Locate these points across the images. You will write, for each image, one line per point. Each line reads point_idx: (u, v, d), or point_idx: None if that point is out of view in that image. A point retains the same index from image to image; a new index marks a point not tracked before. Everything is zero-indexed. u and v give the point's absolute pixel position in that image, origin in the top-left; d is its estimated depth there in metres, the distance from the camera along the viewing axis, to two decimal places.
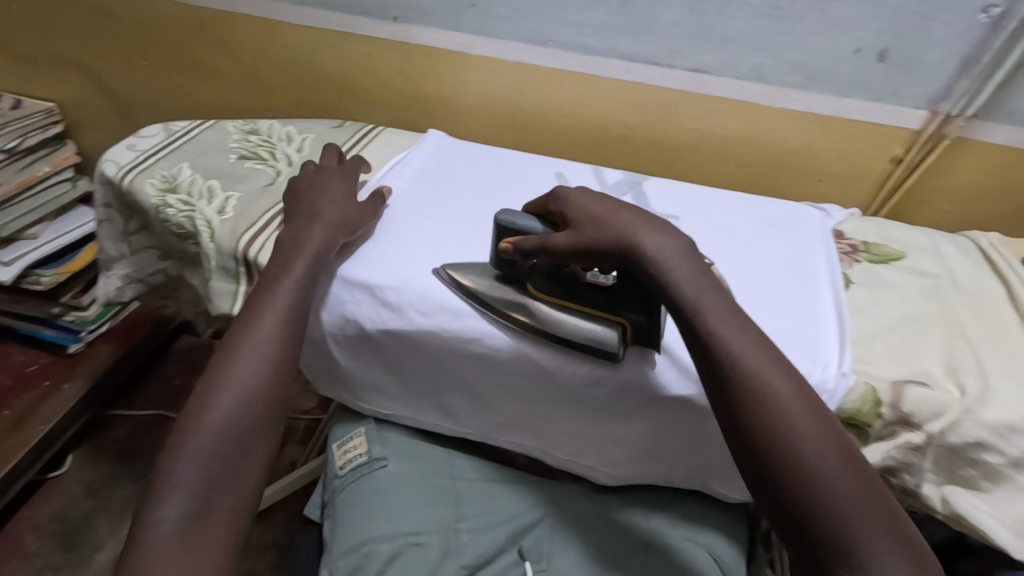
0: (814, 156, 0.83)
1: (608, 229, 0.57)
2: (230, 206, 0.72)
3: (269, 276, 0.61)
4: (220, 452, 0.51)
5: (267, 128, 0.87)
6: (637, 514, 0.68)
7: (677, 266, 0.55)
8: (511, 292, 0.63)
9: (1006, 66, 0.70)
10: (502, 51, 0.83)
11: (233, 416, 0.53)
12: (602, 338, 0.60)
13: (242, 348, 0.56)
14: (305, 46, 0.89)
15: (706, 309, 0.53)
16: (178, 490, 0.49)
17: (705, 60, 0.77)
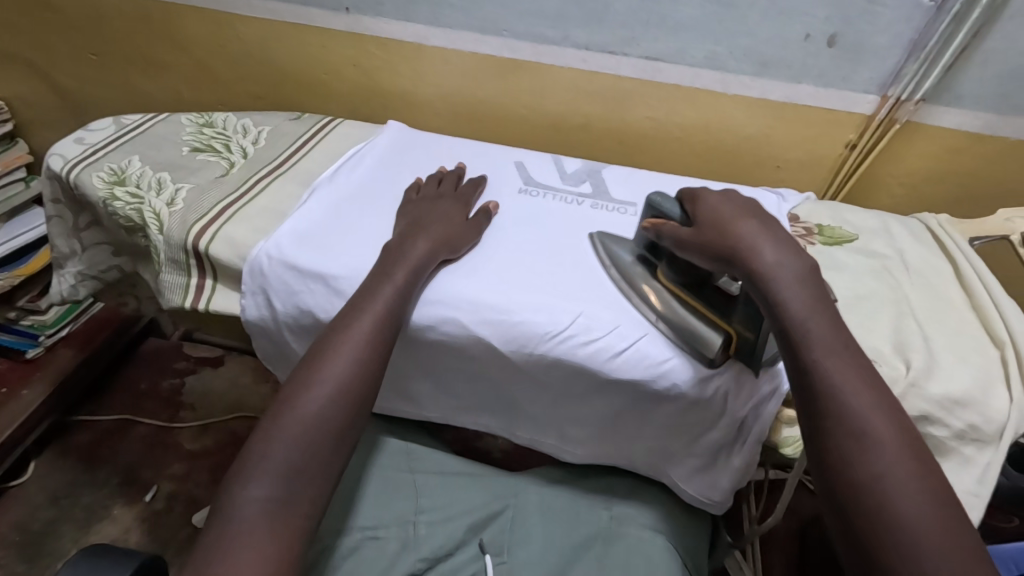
0: (770, 142, 0.84)
1: (726, 238, 0.55)
2: (181, 198, 0.70)
3: (375, 275, 0.59)
4: (310, 441, 0.49)
5: (222, 121, 0.84)
6: (598, 502, 0.67)
7: (793, 287, 0.52)
8: (640, 275, 0.62)
9: (951, 51, 0.71)
10: (457, 41, 0.82)
11: (327, 406, 0.51)
12: (703, 340, 0.56)
13: (347, 341, 0.54)
14: (259, 40, 0.89)
15: (814, 333, 0.50)
16: (267, 470, 0.47)
17: (659, 46, 0.77)
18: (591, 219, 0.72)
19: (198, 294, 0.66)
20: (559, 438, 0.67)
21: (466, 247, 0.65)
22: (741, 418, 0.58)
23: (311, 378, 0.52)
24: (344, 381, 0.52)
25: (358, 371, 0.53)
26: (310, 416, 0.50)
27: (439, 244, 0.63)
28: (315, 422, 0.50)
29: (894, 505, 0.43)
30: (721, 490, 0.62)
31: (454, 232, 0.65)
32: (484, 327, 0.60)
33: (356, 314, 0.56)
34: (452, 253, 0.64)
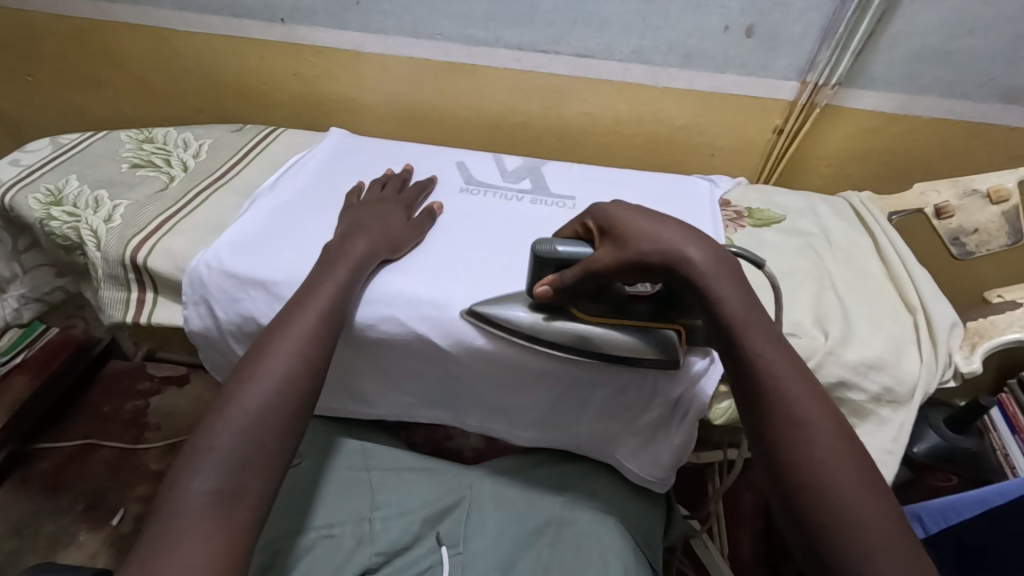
0: (702, 131, 0.88)
1: (659, 245, 0.51)
2: (118, 214, 0.70)
3: (317, 272, 0.61)
4: (255, 432, 0.49)
5: (162, 136, 0.84)
6: (552, 488, 0.68)
7: (725, 284, 0.49)
8: (560, 326, 0.59)
9: (859, 36, 0.75)
10: (392, 46, 0.84)
11: (270, 399, 0.51)
12: (664, 350, 0.58)
13: (290, 333, 0.55)
14: (196, 55, 0.90)
15: (745, 328, 0.49)
16: (211, 462, 0.47)
17: (587, 44, 0.80)
18: (530, 215, 0.74)
19: (140, 308, 0.67)
20: (509, 428, 0.70)
21: (406, 246, 0.67)
22: (675, 399, 0.60)
23: (254, 371, 0.53)
24: (286, 376, 0.53)
25: (300, 365, 0.54)
26: (252, 407, 0.50)
27: (376, 245, 0.64)
28: (259, 415, 0.50)
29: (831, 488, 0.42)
30: (664, 466, 0.64)
31: (393, 233, 0.66)
32: (422, 322, 0.61)
33: (298, 312, 0.57)
34: (392, 252, 0.65)
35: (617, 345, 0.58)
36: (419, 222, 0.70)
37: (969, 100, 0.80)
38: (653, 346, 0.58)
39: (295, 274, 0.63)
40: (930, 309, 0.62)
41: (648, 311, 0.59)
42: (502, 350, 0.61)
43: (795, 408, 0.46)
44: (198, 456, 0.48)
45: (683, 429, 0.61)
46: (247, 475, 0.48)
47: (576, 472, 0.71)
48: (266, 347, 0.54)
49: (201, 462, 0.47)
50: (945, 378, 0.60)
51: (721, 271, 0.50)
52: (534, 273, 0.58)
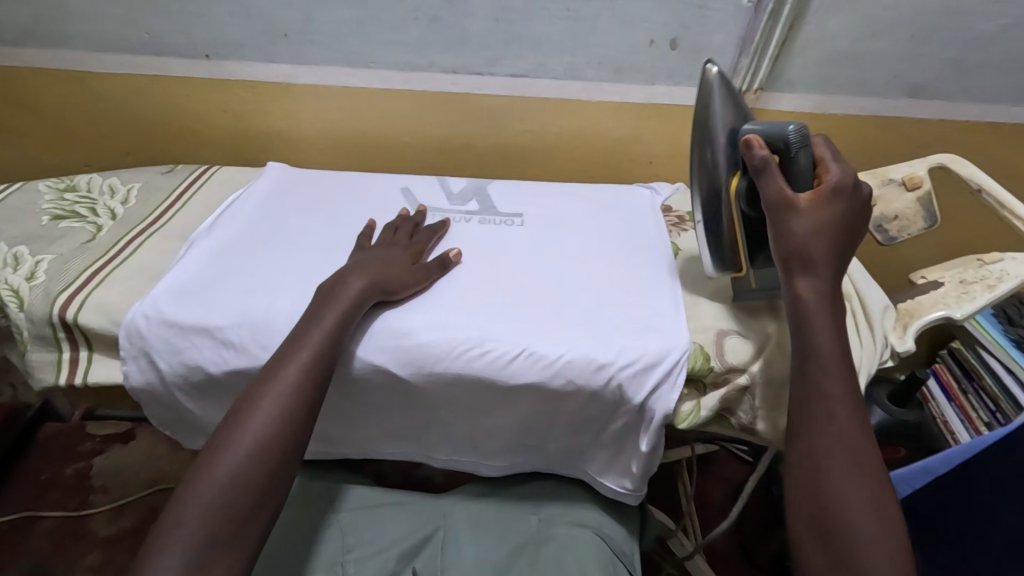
0: (639, 142, 0.91)
1: (807, 240, 0.54)
2: (41, 269, 0.66)
3: (302, 321, 0.58)
4: (228, 504, 0.48)
5: (86, 183, 0.80)
6: (528, 506, 0.68)
7: (819, 338, 0.52)
8: (714, 183, 0.61)
9: (775, 43, 0.79)
10: (325, 77, 0.83)
11: (244, 465, 0.49)
12: (724, 259, 0.64)
13: (272, 392, 0.53)
14: (118, 97, 0.86)
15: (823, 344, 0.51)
16: (179, 533, 0.47)
17: (521, 64, 0.82)
18: (478, 236, 0.75)
19: (74, 368, 0.63)
20: (477, 451, 0.69)
21: (407, 290, 0.64)
22: (637, 406, 0.60)
23: (234, 435, 0.51)
24: (263, 436, 0.51)
25: (284, 424, 0.52)
26: (227, 479, 0.49)
27: (376, 281, 0.62)
28: (229, 483, 0.49)
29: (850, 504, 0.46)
30: (633, 472, 0.65)
31: (392, 277, 0.63)
32: (381, 355, 0.60)
33: (281, 365, 0.54)
34: (388, 296, 0.63)
35: (720, 236, 0.63)
36: (427, 267, 0.67)
37: (879, 97, 0.86)
38: (719, 254, 0.64)
39: (241, 319, 0.61)
40: (863, 296, 0.66)
41: (753, 229, 0.62)
42: (464, 373, 0.60)
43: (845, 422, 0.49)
44: (173, 528, 0.47)
45: (650, 436, 0.61)
46: (218, 552, 0.47)
47: (550, 488, 0.70)
48: (248, 406, 0.52)
49: (175, 535, 0.46)
50: (884, 359, 0.63)
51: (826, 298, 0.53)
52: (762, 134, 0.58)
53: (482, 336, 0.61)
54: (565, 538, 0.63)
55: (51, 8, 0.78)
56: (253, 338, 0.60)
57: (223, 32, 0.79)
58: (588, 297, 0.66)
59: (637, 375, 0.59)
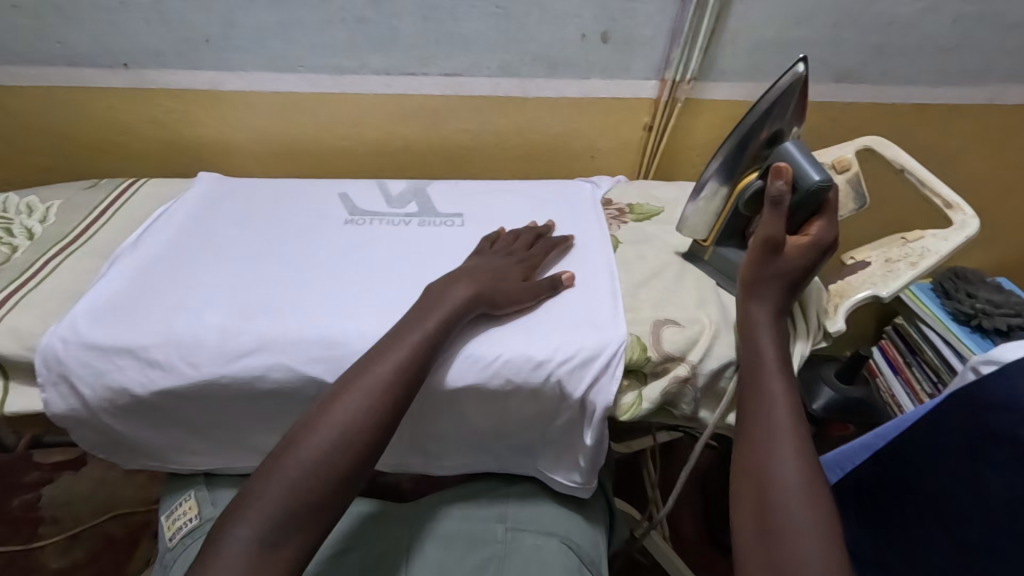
0: (579, 136, 0.91)
1: (776, 275, 0.58)
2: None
3: (412, 315, 0.58)
4: (297, 493, 0.47)
5: (2, 203, 0.76)
6: (494, 515, 0.66)
7: (764, 354, 0.56)
8: (738, 165, 0.63)
9: (704, 33, 0.80)
10: (254, 82, 0.81)
11: (330, 454, 0.49)
12: (691, 225, 0.68)
13: (364, 384, 0.52)
14: (33, 111, 0.82)
15: (768, 364, 0.56)
16: (257, 510, 0.46)
17: (454, 63, 0.81)
18: (416, 239, 0.74)
19: None
20: (426, 455, 0.68)
21: (510, 305, 0.62)
22: (578, 401, 0.60)
23: (320, 422, 0.50)
24: (353, 423, 0.50)
25: (371, 417, 0.51)
26: (311, 463, 0.48)
27: (480, 293, 0.61)
28: (312, 468, 0.48)
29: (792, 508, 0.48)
30: (581, 467, 0.65)
31: (505, 291, 0.62)
32: (314, 366, 0.59)
33: (379, 357, 0.54)
34: (491, 307, 0.61)
35: (700, 206, 0.66)
36: (537, 285, 0.64)
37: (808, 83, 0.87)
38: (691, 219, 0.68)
39: (165, 337, 0.59)
40: None
41: (732, 223, 0.66)
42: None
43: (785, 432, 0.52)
44: (248, 499, 0.47)
45: (593, 430, 0.61)
46: (285, 535, 0.46)
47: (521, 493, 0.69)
48: (341, 393, 0.52)
49: (248, 507, 0.46)
50: (817, 341, 0.64)
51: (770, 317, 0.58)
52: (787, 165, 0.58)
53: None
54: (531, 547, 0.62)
55: None
56: (179, 356, 0.58)
57: (140, 40, 0.76)
58: None
59: (575, 369, 0.59)
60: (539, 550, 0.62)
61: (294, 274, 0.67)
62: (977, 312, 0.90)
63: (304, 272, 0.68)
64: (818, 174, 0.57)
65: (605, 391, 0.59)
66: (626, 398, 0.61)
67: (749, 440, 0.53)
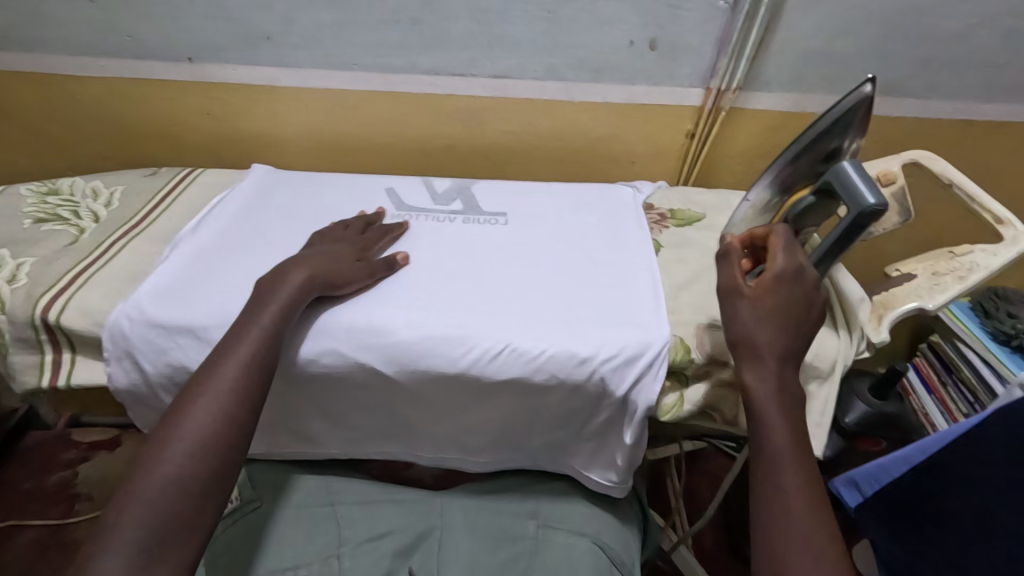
0: (621, 142, 0.92)
1: (766, 340, 0.51)
2: (22, 270, 0.66)
3: (229, 330, 0.57)
4: (171, 506, 0.47)
5: (68, 186, 0.80)
6: (525, 511, 0.67)
7: (771, 413, 0.49)
8: (792, 175, 0.63)
9: (751, 43, 0.81)
10: (307, 79, 0.84)
11: (197, 458, 0.49)
12: (738, 230, 0.69)
13: (206, 392, 0.52)
14: (96, 101, 0.86)
15: (777, 438, 0.49)
16: (132, 520, 0.46)
17: (502, 66, 0.83)
18: (461, 236, 0.75)
19: (57, 370, 0.63)
20: (462, 448, 0.70)
21: (349, 284, 0.64)
22: (620, 399, 0.61)
23: (173, 431, 0.50)
24: (208, 424, 0.51)
25: (233, 412, 0.52)
26: (179, 467, 0.48)
27: (315, 277, 0.62)
28: (179, 473, 0.48)
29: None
30: (618, 467, 0.66)
31: (339, 272, 0.63)
32: (362, 353, 0.61)
33: (216, 364, 0.54)
34: (330, 288, 0.63)
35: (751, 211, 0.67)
36: (371, 264, 0.67)
37: None
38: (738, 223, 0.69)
39: (223, 320, 0.61)
40: (841, 289, 0.67)
41: None
42: (447, 369, 0.61)
43: (821, 547, 0.44)
44: (119, 516, 0.46)
45: (633, 430, 0.62)
46: (168, 547, 0.46)
47: (552, 491, 0.70)
48: (198, 395, 0.52)
49: (122, 525, 0.45)
50: (859, 351, 0.65)
51: (774, 394, 0.50)
52: (844, 185, 0.57)
53: (465, 330, 0.62)
54: (562, 546, 0.63)
55: (27, 11, 0.77)
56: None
57: (203, 35, 0.79)
58: (570, 292, 0.67)
59: (617, 369, 0.60)
60: (570, 549, 0.63)
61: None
62: (1019, 332, 0.87)
63: None
64: (874, 198, 0.55)
65: (647, 392, 0.60)
66: (668, 399, 0.62)
67: (762, 510, 0.47)
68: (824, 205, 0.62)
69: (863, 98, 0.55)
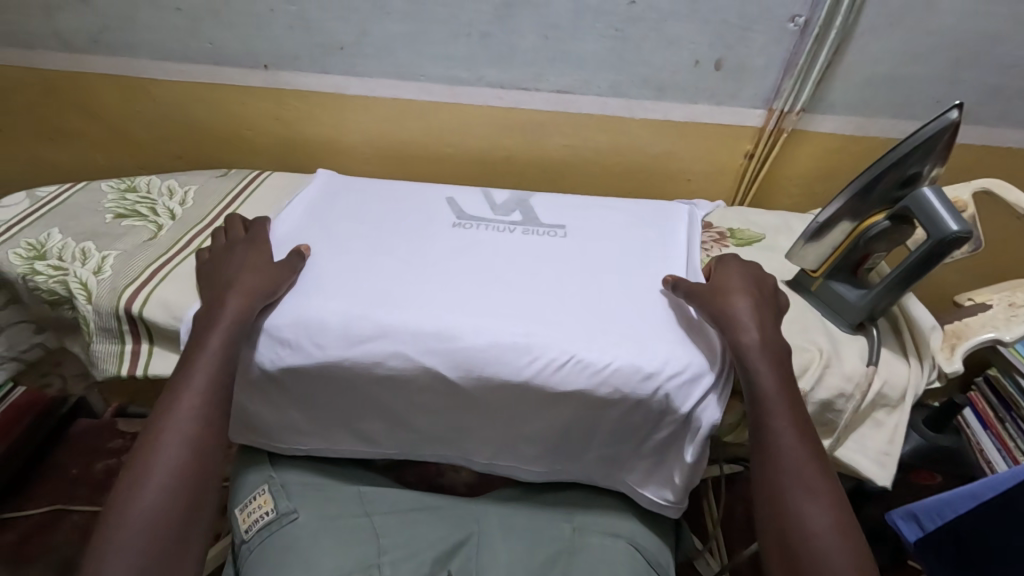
0: (679, 160, 0.92)
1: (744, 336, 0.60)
2: (107, 263, 0.69)
3: (191, 344, 0.61)
4: (175, 485, 0.54)
5: (145, 184, 0.83)
6: (560, 516, 0.68)
7: (763, 374, 0.58)
8: (868, 199, 0.62)
9: (819, 66, 0.81)
10: (376, 89, 0.86)
11: (179, 449, 0.55)
12: (803, 254, 0.69)
13: (169, 418, 0.57)
14: (174, 103, 0.90)
15: (770, 396, 0.57)
16: (115, 547, 0.50)
17: (566, 81, 0.84)
18: (522, 246, 0.76)
19: (135, 360, 0.66)
20: (515, 457, 0.70)
21: (282, 288, 0.65)
22: (684, 414, 0.61)
23: (144, 463, 0.54)
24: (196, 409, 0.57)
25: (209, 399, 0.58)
26: (155, 494, 0.53)
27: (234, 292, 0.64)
28: (158, 497, 0.53)
29: (829, 556, 0.50)
30: (676, 485, 0.65)
31: (266, 280, 0.65)
32: (428, 356, 0.62)
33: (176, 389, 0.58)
34: (268, 298, 0.63)
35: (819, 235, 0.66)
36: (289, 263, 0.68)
37: (920, 120, 0.86)
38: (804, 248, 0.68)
39: (301, 317, 0.63)
40: (910, 315, 0.67)
41: (849, 259, 0.66)
42: (509, 376, 0.61)
43: (816, 484, 0.53)
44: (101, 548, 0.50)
45: (696, 446, 0.61)
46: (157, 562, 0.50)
47: (584, 497, 0.71)
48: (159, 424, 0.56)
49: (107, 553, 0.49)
50: (930, 380, 0.63)
51: (761, 347, 0.59)
52: (924, 211, 0.57)
53: (530, 337, 0.62)
54: (598, 544, 0.64)
55: (119, 17, 0.81)
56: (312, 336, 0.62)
57: (281, 44, 0.82)
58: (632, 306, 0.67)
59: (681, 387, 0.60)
60: (606, 547, 0.64)
61: (410, 269, 0.70)
62: None
63: (417, 268, 0.71)
64: (957, 225, 0.55)
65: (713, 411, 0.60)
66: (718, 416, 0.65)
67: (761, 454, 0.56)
68: (899, 231, 0.62)
69: (950, 124, 0.57)
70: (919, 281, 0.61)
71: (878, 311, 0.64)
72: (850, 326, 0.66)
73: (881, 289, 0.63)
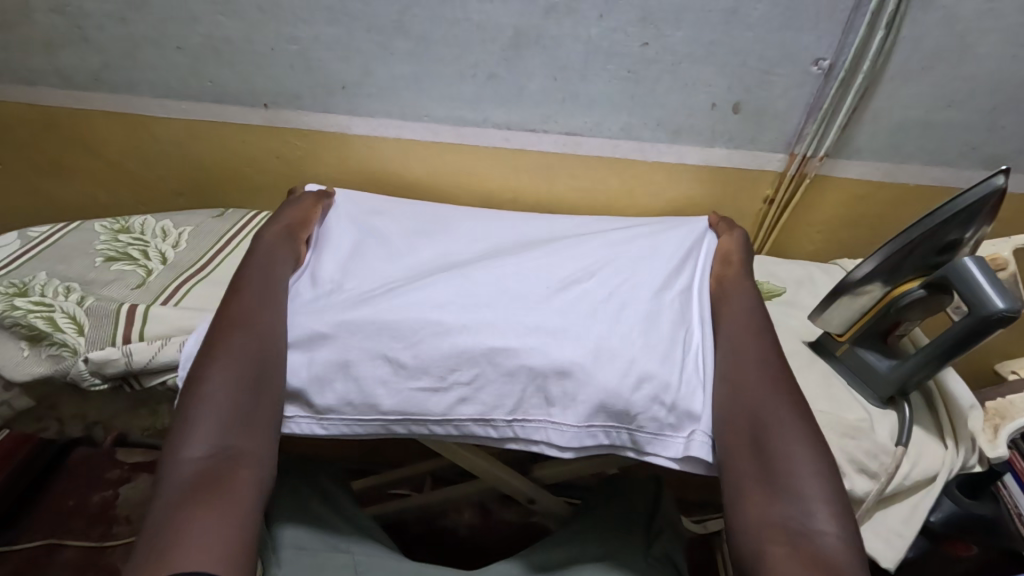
0: (694, 203, 0.87)
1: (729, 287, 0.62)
2: (94, 297, 0.67)
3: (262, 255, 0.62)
4: (253, 356, 0.51)
5: (140, 225, 0.81)
6: None
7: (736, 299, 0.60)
8: (900, 262, 0.57)
9: (844, 110, 0.76)
10: (379, 128, 0.83)
11: (251, 340, 0.52)
12: (827, 318, 0.63)
13: (244, 300, 0.56)
14: (173, 140, 0.88)
15: (746, 303, 0.59)
16: (210, 406, 0.48)
17: (576, 122, 0.80)
18: None
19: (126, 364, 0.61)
20: None
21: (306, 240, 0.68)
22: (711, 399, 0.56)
23: (225, 335, 0.52)
24: (259, 298, 0.56)
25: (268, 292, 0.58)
26: (234, 362, 0.50)
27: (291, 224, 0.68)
28: (244, 368, 0.50)
29: (786, 425, 0.48)
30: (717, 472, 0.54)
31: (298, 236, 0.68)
32: (425, 345, 0.55)
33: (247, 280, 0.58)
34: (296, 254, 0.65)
35: (847, 297, 0.61)
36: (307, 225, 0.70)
37: (952, 167, 0.81)
38: (828, 311, 0.63)
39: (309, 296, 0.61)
40: (946, 388, 0.61)
41: (878, 326, 0.60)
42: (521, 366, 0.54)
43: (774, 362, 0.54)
44: (196, 403, 0.48)
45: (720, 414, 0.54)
46: (241, 431, 0.47)
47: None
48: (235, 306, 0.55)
49: (198, 408, 0.47)
50: (969, 464, 0.57)
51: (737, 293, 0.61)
52: (965, 285, 0.52)
53: (556, 331, 0.56)
54: None
55: (120, 56, 0.80)
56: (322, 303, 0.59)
57: (282, 82, 0.80)
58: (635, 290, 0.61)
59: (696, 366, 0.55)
60: None
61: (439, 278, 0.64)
62: None
63: None
64: (1002, 302, 0.50)
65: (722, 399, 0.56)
66: None
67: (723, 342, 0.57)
68: (935, 300, 0.56)
69: (994, 190, 0.52)
70: (958, 358, 0.55)
71: (912, 384, 0.58)
72: (881, 400, 0.60)
73: (913, 362, 0.57)
